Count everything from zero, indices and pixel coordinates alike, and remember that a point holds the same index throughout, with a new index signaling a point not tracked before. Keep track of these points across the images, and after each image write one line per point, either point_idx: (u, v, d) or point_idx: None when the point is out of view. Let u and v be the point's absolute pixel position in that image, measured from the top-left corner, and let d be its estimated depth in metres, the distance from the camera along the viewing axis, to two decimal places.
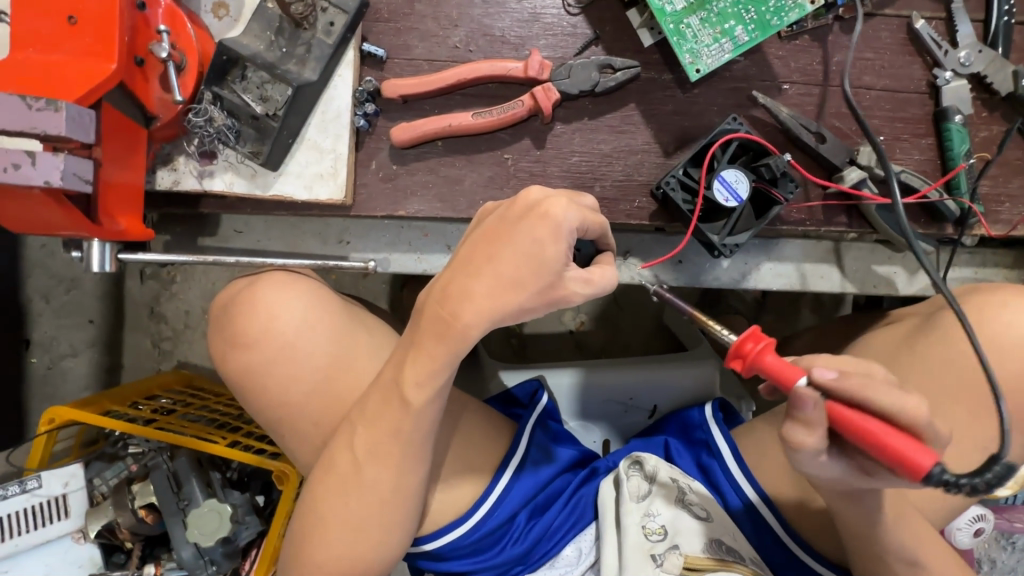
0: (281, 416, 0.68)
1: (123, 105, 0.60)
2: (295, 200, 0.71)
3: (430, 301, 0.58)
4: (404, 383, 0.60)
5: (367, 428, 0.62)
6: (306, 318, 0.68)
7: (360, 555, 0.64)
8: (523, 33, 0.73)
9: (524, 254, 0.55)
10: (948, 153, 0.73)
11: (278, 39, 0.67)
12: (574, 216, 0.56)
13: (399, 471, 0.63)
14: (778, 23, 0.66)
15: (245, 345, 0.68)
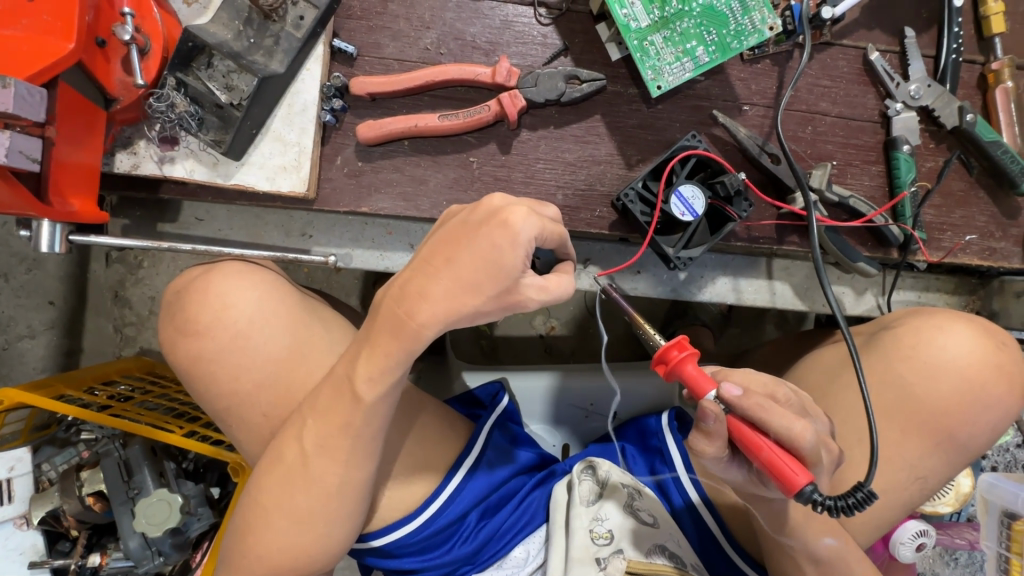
0: (231, 405, 0.68)
1: (81, 86, 0.60)
2: (257, 189, 0.71)
3: (387, 296, 0.57)
4: (358, 379, 0.59)
5: (317, 424, 0.62)
6: (260, 309, 0.68)
7: (303, 548, 0.64)
8: (494, 39, 0.74)
9: (481, 258, 0.54)
10: (894, 181, 0.76)
11: (246, 28, 0.67)
12: (534, 226, 0.55)
13: (349, 465, 0.63)
14: (738, 46, 0.69)
15: (199, 332, 0.67)
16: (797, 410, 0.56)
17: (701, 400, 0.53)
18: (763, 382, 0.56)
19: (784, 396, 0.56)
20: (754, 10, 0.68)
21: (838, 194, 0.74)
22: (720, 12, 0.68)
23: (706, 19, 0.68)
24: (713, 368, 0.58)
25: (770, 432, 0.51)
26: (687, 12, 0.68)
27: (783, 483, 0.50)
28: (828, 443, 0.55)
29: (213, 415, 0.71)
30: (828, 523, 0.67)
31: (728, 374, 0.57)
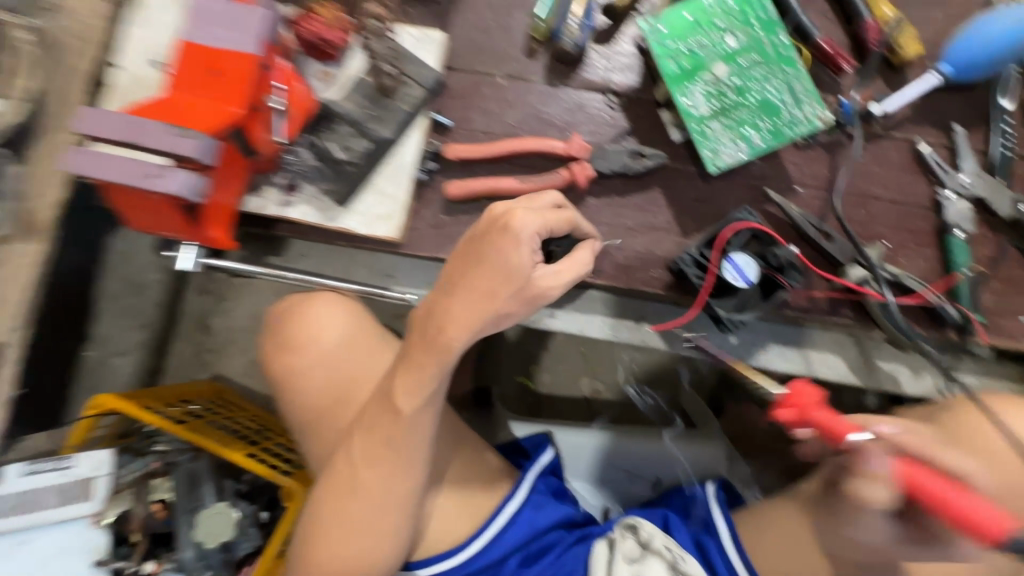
0: (306, 418, 0.76)
1: (235, 142, 0.73)
2: (355, 233, 0.82)
3: (421, 317, 0.65)
4: (402, 392, 0.65)
5: (370, 441, 0.68)
6: (347, 334, 0.77)
7: (349, 560, 0.68)
8: (569, 119, 0.85)
9: (495, 268, 0.61)
10: (950, 262, 0.79)
11: (367, 103, 0.81)
12: (537, 220, 0.61)
13: (392, 480, 0.68)
14: (789, 134, 0.76)
15: (290, 348, 0.77)
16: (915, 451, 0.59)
17: (845, 435, 0.59)
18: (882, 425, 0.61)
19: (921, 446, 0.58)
20: (805, 104, 0.76)
21: (890, 271, 0.77)
22: (773, 104, 0.76)
23: (760, 110, 0.76)
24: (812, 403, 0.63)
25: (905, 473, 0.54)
26: (744, 102, 0.76)
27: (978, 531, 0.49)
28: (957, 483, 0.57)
29: (291, 427, 0.80)
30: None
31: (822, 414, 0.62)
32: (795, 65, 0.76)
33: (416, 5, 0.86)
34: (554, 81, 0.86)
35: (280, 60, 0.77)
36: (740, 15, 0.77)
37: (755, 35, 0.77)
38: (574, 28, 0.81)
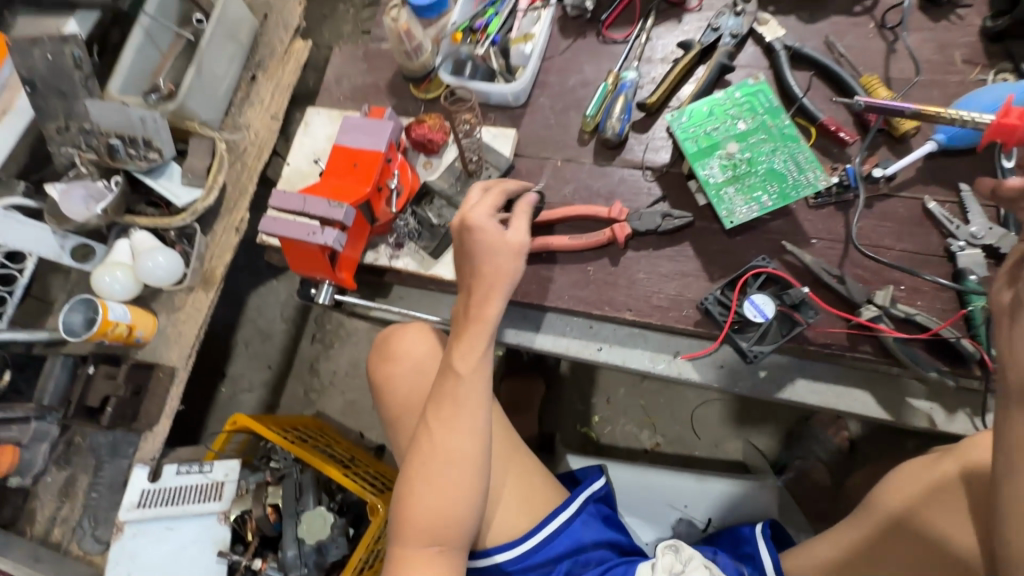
0: (399, 412, 0.97)
1: (365, 211, 1.02)
2: (444, 277, 1.06)
3: (464, 310, 0.92)
4: (462, 362, 0.89)
5: (444, 408, 0.88)
6: (430, 346, 0.98)
7: (434, 514, 0.84)
8: (613, 189, 1.06)
9: (485, 253, 0.90)
10: (964, 299, 0.87)
11: (457, 183, 1.09)
12: (479, 207, 0.92)
13: (462, 440, 0.86)
14: (796, 195, 0.91)
15: (389, 358, 0.99)
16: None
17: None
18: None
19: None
20: (808, 171, 0.91)
21: (904, 310, 0.87)
22: (780, 172, 0.92)
23: (768, 177, 0.93)
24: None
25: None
26: (754, 171, 0.93)
27: None
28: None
29: (387, 425, 1.00)
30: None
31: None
32: (799, 140, 0.93)
33: (495, 111, 1.16)
34: (601, 161, 1.09)
35: (398, 155, 1.08)
36: (748, 105, 0.97)
37: (761, 119, 0.95)
38: (615, 122, 1.05)
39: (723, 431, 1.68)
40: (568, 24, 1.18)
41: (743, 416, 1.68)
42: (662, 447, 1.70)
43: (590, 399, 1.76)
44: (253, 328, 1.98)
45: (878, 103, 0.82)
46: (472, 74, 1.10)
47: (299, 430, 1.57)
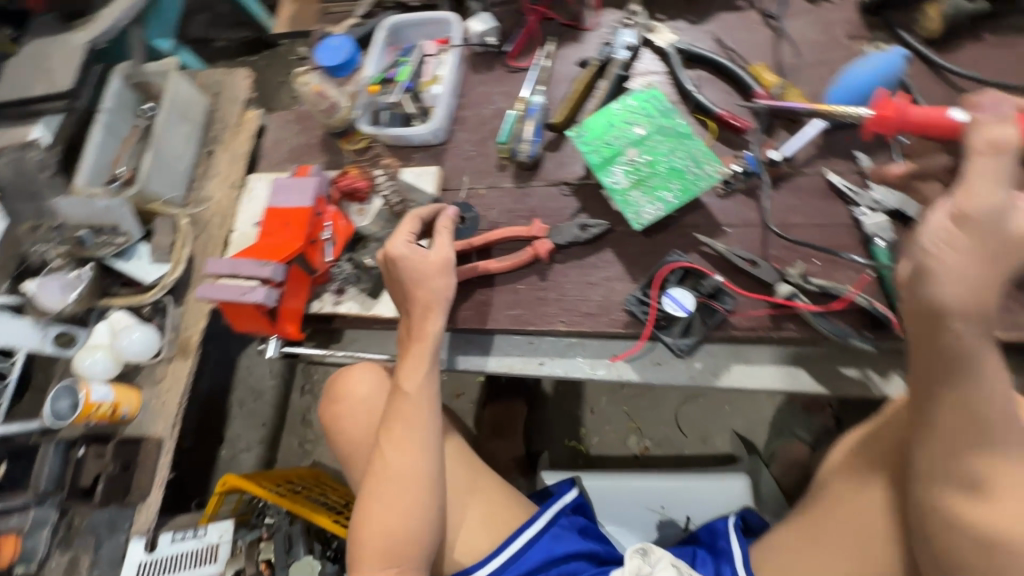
0: (353, 447, 1.03)
1: (302, 264, 1.08)
2: (385, 315, 1.10)
3: (406, 335, 0.98)
4: (408, 381, 0.95)
5: (394, 430, 0.94)
6: (373, 381, 1.03)
7: (392, 530, 0.89)
8: (533, 207, 1.10)
9: (412, 276, 0.96)
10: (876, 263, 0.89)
11: (387, 224, 1.15)
12: (398, 240, 0.97)
13: (414, 458, 0.92)
14: (698, 188, 0.95)
15: (337, 400, 1.04)
16: (995, 266, 0.62)
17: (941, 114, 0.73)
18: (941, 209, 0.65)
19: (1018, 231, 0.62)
20: (705, 164, 0.95)
21: (817, 284, 0.89)
22: (680, 169, 0.96)
23: (670, 175, 0.96)
24: (996, 169, 0.62)
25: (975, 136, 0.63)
26: (656, 172, 0.97)
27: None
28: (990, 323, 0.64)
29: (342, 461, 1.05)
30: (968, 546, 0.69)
31: (965, 189, 0.62)
32: (693, 136, 0.97)
33: (419, 151, 1.21)
34: (521, 183, 1.13)
35: (329, 207, 1.14)
36: (642, 111, 1.01)
37: (656, 122, 0.99)
38: (526, 145, 1.09)
39: (709, 426, 1.68)
40: (478, 59, 1.24)
41: (726, 408, 1.68)
42: (651, 450, 1.69)
43: (573, 412, 1.77)
44: (247, 388, 2.06)
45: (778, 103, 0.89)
46: (389, 122, 1.19)
47: (292, 484, 1.60)
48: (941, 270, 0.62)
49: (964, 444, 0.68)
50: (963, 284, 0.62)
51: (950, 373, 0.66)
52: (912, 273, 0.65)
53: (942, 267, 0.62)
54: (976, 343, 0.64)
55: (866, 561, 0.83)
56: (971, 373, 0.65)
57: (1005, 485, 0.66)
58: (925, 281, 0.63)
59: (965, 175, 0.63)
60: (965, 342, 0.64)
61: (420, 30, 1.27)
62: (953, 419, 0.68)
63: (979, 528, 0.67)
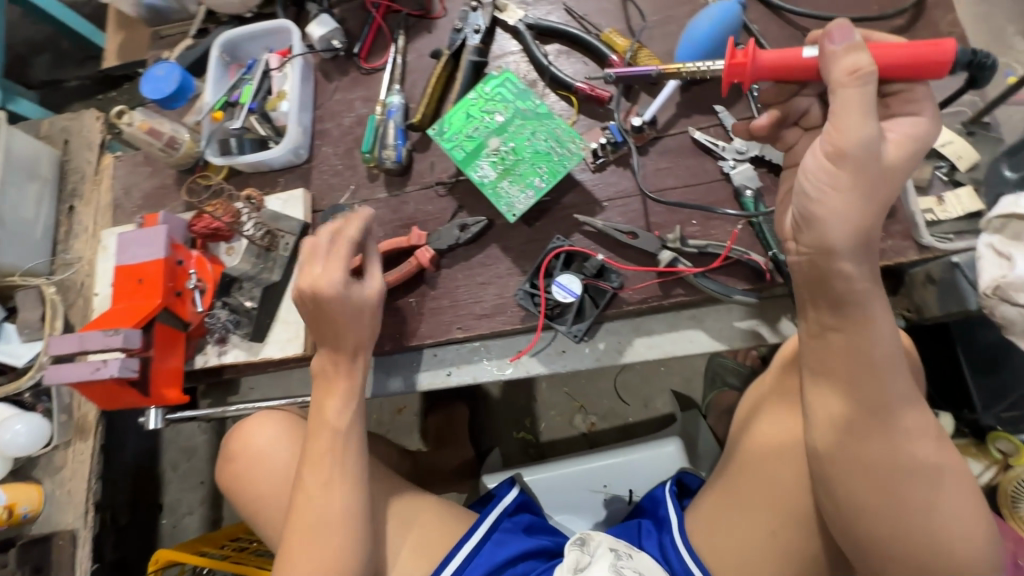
0: (262, 494, 0.94)
1: (168, 320, 0.98)
2: (274, 357, 1.03)
3: (325, 366, 0.91)
4: (326, 414, 0.88)
5: (311, 465, 0.87)
6: (273, 429, 0.97)
7: (322, 554, 0.82)
8: (412, 215, 1.04)
9: (342, 305, 0.87)
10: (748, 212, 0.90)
11: (258, 260, 1.06)
12: (334, 277, 0.86)
13: (344, 475, 0.86)
14: (565, 168, 0.92)
15: (232, 457, 0.97)
16: (872, 200, 0.65)
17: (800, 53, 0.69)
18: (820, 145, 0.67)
19: (892, 159, 0.65)
20: (569, 142, 0.92)
21: (695, 245, 0.89)
22: (545, 151, 0.93)
23: (536, 159, 0.93)
24: (862, 101, 0.62)
25: (835, 69, 0.65)
26: (522, 158, 0.93)
27: (944, 50, 0.63)
28: (876, 247, 0.68)
29: (248, 514, 0.96)
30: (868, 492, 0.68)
31: (836, 125, 0.64)
32: (552, 115, 0.94)
33: (283, 174, 1.12)
34: (394, 190, 1.06)
35: (191, 252, 1.04)
36: (499, 96, 0.96)
37: (514, 106, 0.95)
38: (390, 151, 1.02)
39: (647, 390, 1.67)
40: (328, 66, 1.16)
41: (662, 369, 1.68)
42: (598, 425, 1.68)
43: (517, 404, 1.74)
44: (178, 449, 1.91)
45: (630, 70, 0.85)
46: (241, 149, 1.08)
47: (242, 539, 1.52)
48: (825, 213, 0.66)
49: (852, 382, 0.70)
50: (847, 219, 0.66)
51: (836, 318, 0.70)
52: (802, 213, 0.70)
53: (824, 206, 0.67)
54: (863, 281, 0.68)
55: (774, 519, 0.79)
56: (853, 316, 0.69)
57: (895, 422, 0.68)
58: (810, 225, 0.68)
59: (836, 110, 0.64)
60: (852, 281, 0.68)
61: (257, 42, 1.16)
62: (839, 362, 0.70)
63: (874, 464, 0.68)
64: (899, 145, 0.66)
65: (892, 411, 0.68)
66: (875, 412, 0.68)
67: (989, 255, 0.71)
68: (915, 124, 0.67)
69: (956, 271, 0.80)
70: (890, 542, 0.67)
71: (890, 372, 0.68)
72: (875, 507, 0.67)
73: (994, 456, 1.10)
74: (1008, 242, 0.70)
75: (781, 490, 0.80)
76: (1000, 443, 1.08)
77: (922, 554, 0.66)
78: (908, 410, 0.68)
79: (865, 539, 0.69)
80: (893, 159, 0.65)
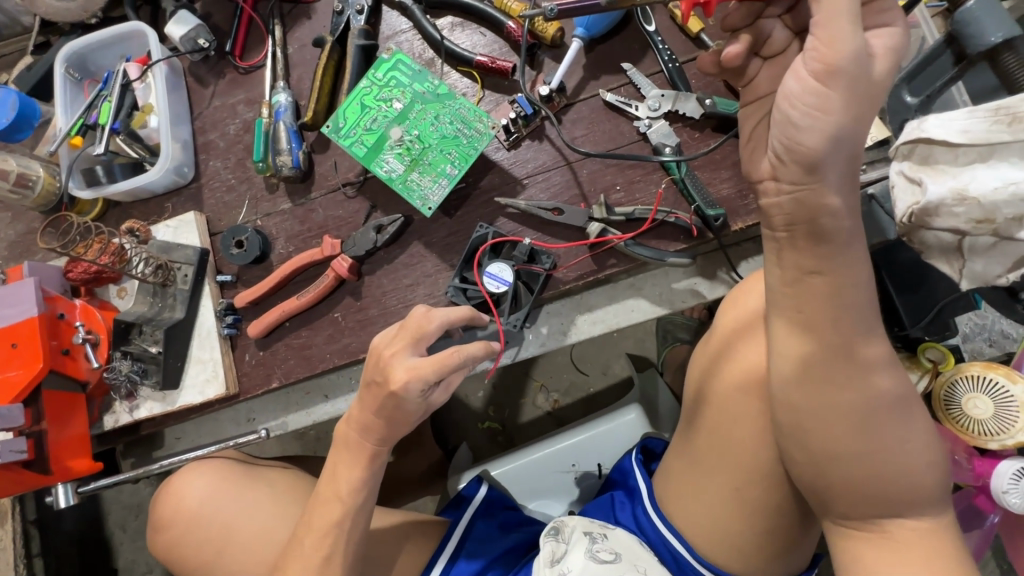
0: (217, 558, 0.85)
1: (59, 384, 0.87)
2: (194, 404, 0.93)
3: (350, 438, 0.76)
4: (339, 485, 0.76)
5: (312, 528, 0.76)
6: (208, 489, 0.88)
7: None
8: (323, 224, 0.95)
9: (390, 407, 0.71)
10: (667, 169, 0.87)
11: (155, 298, 0.95)
12: (408, 370, 0.68)
13: (331, 540, 0.76)
14: (476, 151, 0.85)
15: (164, 525, 0.88)
16: (863, 124, 0.54)
17: None
18: (799, 66, 0.55)
19: (880, 77, 0.53)
20: (476, 121, 0.86)
21: (622, 212, 0.86)
22: (452, 136, 0.86)
23: (444, 145, 0.86)
24: (852, 4, 0.50)
25: None
26: (429, 146, 0.87)
27: None
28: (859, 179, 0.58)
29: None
30: (836, 439, 0.59)
31: (824, 35, 0.51)
32: (454, 95, 0.87)
33: (170, 198, 1.00)
34: (299, 199, 0.96)
35: (74, 302, 0.92)
36: (394, 81, 0.88)
37: (411, 90, 0.88)
38: (285, 157, 0.92)
39: (604, 357, 1.67)
40: (200, 69, 1.03)
41: (615, 335, 1.68)
42: (562, 401, 1.66)
43: (478, 395, 1.69)
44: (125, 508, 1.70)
45: (571, 2, 0.63)
46: (109, 177, 0.95)
47: None
48: (816, 143, 0.54)
49: (818, 324, 0.59)
50: (839, 146, 0.54)
51: (814, 254, 0.58)
52: (786, 149, 0.57)
53: (814, 134, 0.54)
54: (850, 215, 0.57)
55: (741, 466, 0.73)
56: (835, 252, 0.58)
57: (865, 358, 0.58)
58: (799, 157, 0.56)
59: (817, 19, 0.52)
60: (840, 216, 0.57)
61: (110, 50, 1.02)
62: (812, 306, 0.59)
63: (841, 408, 0.59)
64: (885, 60, 0.54)
65: (859, 349, 0.59)
66: (842, 349, 0.59)
67: (901, 182, 0.69)
68: (890, 38, 0.54)
69: (873, 203, 0.82)
70: (860, 493, 0.59)
71: (858, 308, 0.58)
72: (845, 455, 0.59)
73: (925, 366, 1.12)
74: (918, 167, 0.67)
75: (746, 437, 0.72)
76: (929, 352, 1.11)
77: (894, 500, 0.58)
78: (874, 343, 0.59)
79: (830, 487, 0.61)
80: (884, 77, 0.53)
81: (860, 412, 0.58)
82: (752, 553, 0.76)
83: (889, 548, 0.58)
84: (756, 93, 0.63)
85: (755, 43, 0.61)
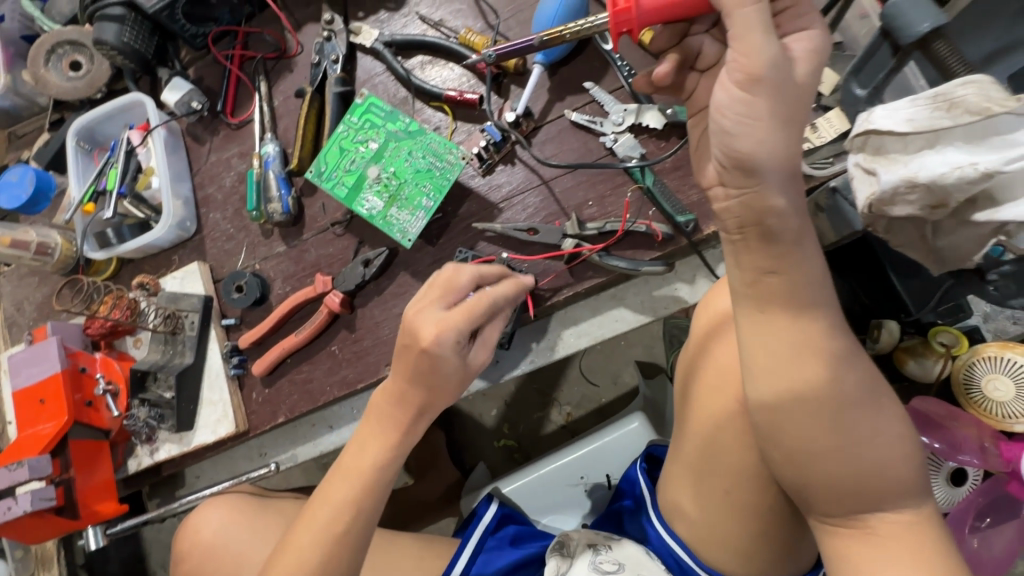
0: None
1: (86, 434, 0.94)
2: (208, 443, 0.98)
3: (380, 411, 0.72)
4: (363, 458, 0.71)
5: (325, 503, 0.70)
6: (217, 521, 0.92)
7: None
8: (316, 262, 1.00)
9: (424, 365, 0.69)
10: (636, 178, 0.89)
11: (166, 346, 1.01)
12: (437, 324, 0.68)
13: (347, 517, 0.68)
14: (448, 181, 0.90)
15: (184, 556, 0.94)
16: (794, 126, 0.54)
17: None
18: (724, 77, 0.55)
19: (802, 79, 0.55)
20: (448, 153, 0.90)
21: (595, 226, 0.88)
22: (426, 169, 0.91)
23: (419, 179, 0.91)
24: (763, 15, 0.52)
25: None
26: (405, 180, 0.91)
27: None
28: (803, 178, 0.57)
29: None
30: (812, 440, 0.58)
31: (742, 46, 0.53)
32: (424, 131, 0.92)
33: (176, 251, 1.07)
34: (293, 241, 1.02)
35: (95, 355, 0.99)
36: (369, 123, 0.93)
37: (385, 130, 0.93)
38: (275, 203, 0.98)
39: (614, 367, 1.67)
40: (196, 128, 1.10)
41: (623, 344, 1.68)
42: (575, 414, 1.67)
43: (491, 414, 1.71)
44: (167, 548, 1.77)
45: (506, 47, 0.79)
46: (119, 237, 1.03)
47: None
48: (751, 148, 0.54)
49: (780, 324, 0.58)
50: (775, 150, 0.54)
51: (765, 255, 0.58)
52: (726, 156, 0.56)
53: (747, 140, 0.54)
54: (796, 214, 0.57)
55: (732, 470, 0.72)
56: (786, 251, 0.57)
57: (830, 353, 0.58)
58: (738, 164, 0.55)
59: (734, 31, 0.53)
60: (786, 216, 0.56)
61: (115, 121, 1.10)
62: (772, 305, 0.59)
63: (815, 408, 0.58)
64: (806, 63, 0.55)
65: (823, 345, 0.58)
66: (806, 347, 0.58)
67: (859, 173, 0.73)
68: (811, 42, 0.56)
69: (836, 196, 0.86)
70: (842, 490, 0.58)
71: (818, 302, 0.58)
72: (822, 454, 0.58)
73: (940, 350, 1.08)
74: (872, 157, 0.71)
75: (732, 440, 0.72)
76: (941, 336, 1.08)
77: (877, 494, 0.57)
78: (840, 335, 0.59)
79: (814, 487, 0.60)
80: (807, 79, 0.54)
81: (832, 409, 0.57)
82: (754, 556, 0.75)
83: (873, 543, 0.58)
84: (696, 106, 0.65)
85: (686, 60, 0.63)
